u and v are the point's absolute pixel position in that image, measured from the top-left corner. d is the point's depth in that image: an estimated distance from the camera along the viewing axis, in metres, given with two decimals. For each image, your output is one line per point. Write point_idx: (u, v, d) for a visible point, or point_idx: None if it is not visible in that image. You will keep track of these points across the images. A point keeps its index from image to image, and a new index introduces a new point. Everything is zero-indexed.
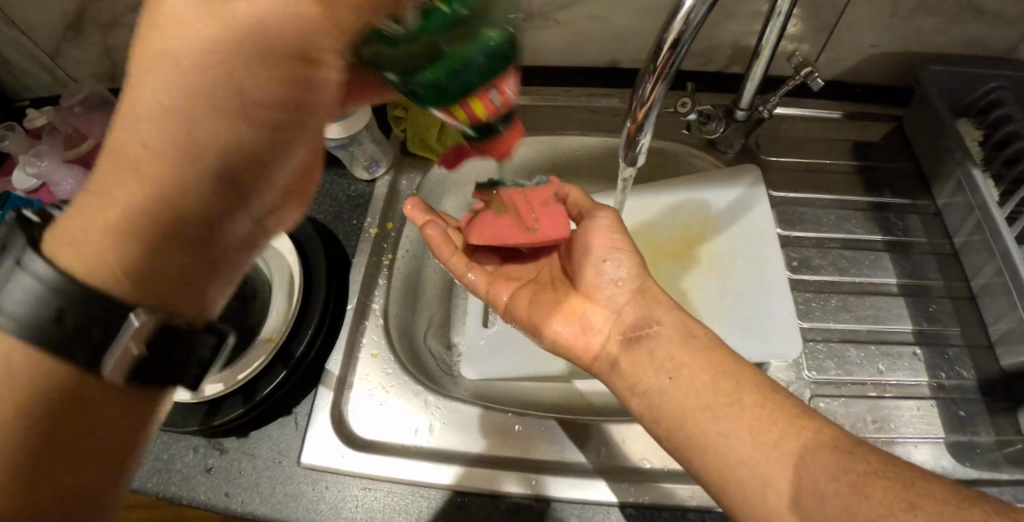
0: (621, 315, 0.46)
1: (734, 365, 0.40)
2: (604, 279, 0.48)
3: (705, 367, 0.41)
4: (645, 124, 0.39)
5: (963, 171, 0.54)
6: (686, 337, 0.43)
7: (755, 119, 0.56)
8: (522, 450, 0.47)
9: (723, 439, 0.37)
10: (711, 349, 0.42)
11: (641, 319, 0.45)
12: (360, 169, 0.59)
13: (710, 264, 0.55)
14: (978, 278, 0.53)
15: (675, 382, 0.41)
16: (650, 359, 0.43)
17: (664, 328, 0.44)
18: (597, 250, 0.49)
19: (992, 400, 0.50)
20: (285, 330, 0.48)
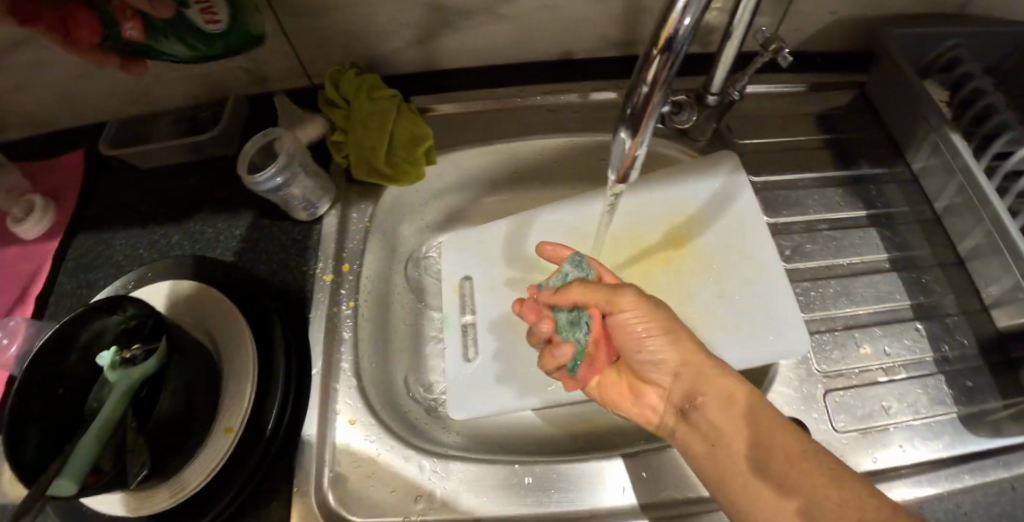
0: (669, 390, 0.44)
1: (774, 423, 0.38)
2: (640, 352, 0.44)
3: (750, 438, 0.38)
4: (640, 142, 0.33)
5: (940, 135, 0.52)
6: (728, 406, 0.40)
7: (726, 103, 0.53)
8: (536, 505, 0.43)
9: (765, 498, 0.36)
10: (755, 414, 0.39)
11: (685, 392, 0.42)
12: (300, 210, 0.52)
13: (701, 265, 0.50)
14: (965, 243, 0.52)
15: (717, 453, 0.39)
16: (697, 431, 0.41)
17: (709, 400, 0.41)
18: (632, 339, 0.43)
19: (995, 363, 0.50)
20: (246, 419, 0.42)
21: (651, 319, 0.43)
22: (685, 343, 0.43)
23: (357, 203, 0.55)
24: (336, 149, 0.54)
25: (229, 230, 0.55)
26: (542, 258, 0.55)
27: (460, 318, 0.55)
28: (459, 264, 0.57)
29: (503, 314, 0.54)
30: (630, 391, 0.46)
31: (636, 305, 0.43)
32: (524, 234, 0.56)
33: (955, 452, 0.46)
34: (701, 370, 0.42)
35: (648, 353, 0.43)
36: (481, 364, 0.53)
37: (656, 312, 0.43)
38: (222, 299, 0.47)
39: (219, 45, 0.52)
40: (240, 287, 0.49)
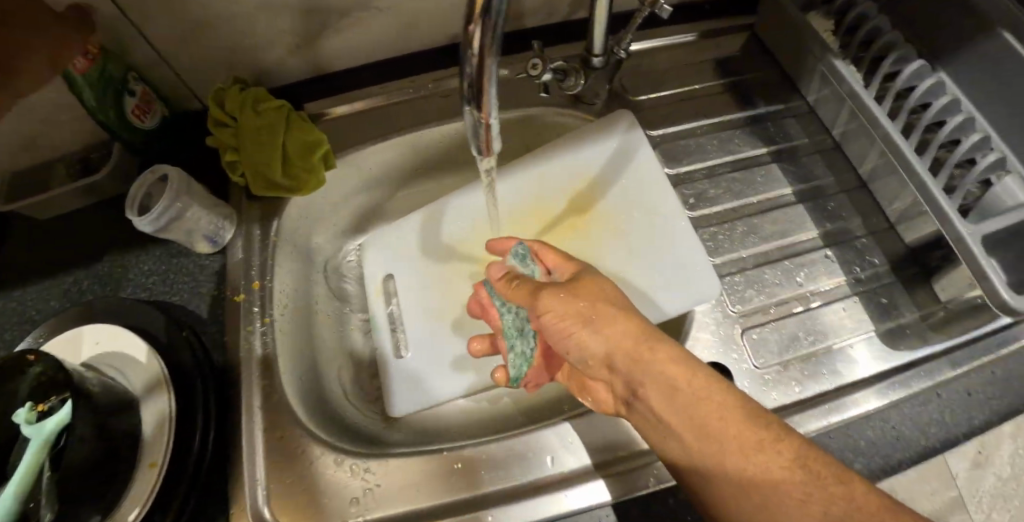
0: (611, 382, 0.41)
1: (725, 409, 0.34)
2: (576, 353, 0.41)
3: (700, 424, 0.35)
4: (488, 107, 0.32)
5: (825, 65, 0.53)
6: (670, 391, 0.36)
7: (614, 62, 0.53)
8: (469, 489, 0.43)
9: (720, 484, 0.33)
10: (701, 400, 0.35)
11: (624, 384, 0.39)
12: (201, 242, 0.51)
13: (608, 226, 0.51)
14: (865, 166, 0.53)
15: (670, 445, 0.36)
16: (647, 421, 0.38)
17: (648, 391, 0.37)
18: (559, 338, 0.41)
19: (907, 276, 0.51)
20: (168, 449, 0.41)
21: (570, 321, 0.40)
22: (613, 332, 0.39)
23: (262, 218, 0.53)
24: (230, 168, 0.52)
25: (139, 266, 0.53)
26: (457, 244, 0.55)
27: (386, 317, 0.55)
28: (377, 266, 0.57)
29: (426, 307, 0.54)
30: (581, 386, 0.45)
31: (550, 309, 0.41)
32: (435, 223, 0.56)
33: (879, 368, 0.47)
34: (631, 362, 0.38)
35: (584, 352, 0.40)
36: (411, 358, 0.52)
37: (582, 302, 0.41)
38: (130, 335, 0.46)
39: (138, 137, 0.54)
40: (151, 323, 0.48)
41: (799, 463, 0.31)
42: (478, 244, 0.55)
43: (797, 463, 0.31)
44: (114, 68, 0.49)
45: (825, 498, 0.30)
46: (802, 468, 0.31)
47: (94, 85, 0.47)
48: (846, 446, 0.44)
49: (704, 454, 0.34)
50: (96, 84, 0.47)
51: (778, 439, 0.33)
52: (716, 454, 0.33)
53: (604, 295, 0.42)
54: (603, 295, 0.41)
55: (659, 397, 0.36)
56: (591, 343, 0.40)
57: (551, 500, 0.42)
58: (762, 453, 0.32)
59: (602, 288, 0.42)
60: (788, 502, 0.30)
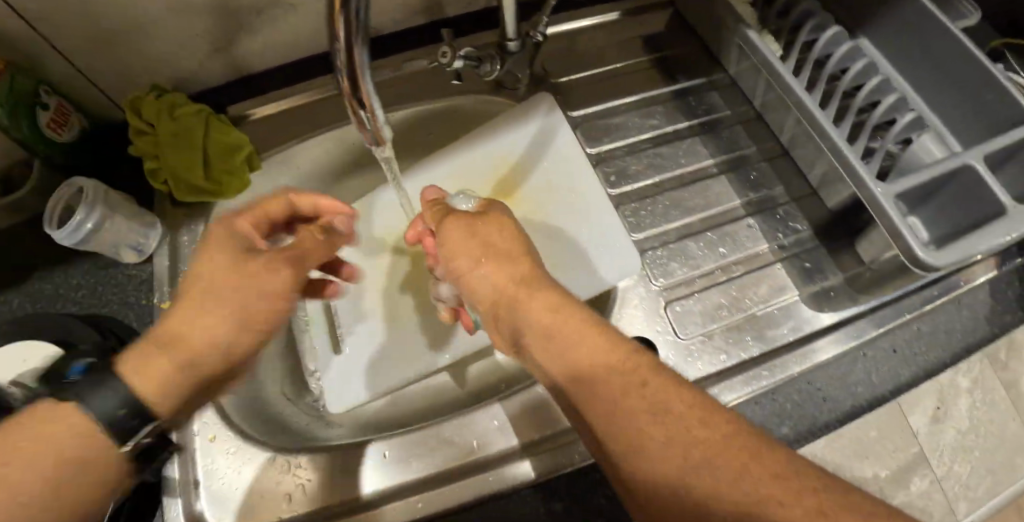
0: (498, 322, 0.39)
1: (598, 348, 0.32)
2: (474, 291, 0.40)
3: (579, 355, 0.32)
4: (365, 98, 0.33)
5: (739, 36, 0.53)
6: (547, 323, 0.34)
7: (531, 46, 0.53)
8: (398, 476, 0.45)
9: (592, 409, 0.29)
10: (578, 332, 0.33)
11: (507, 323, 0.37)
12: (125, 252, 0.50)
13: (531, 209, 0.51)
14: (785, 134, 0.53)
15: (545, 382, 0.34)
16: (526, 360, 0.36)
17: (524, 324, 0.35)
18: (454, 266, 0.41)
19: (829, 240, 0.52)
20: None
21: (462, 250, 0.41)
22: (502, 262, 0.39)
23: (189, 224, 0.53)
24: (152, 176, 0.52)
25: (66, 280, 0.53)
26: (388, 237, 0.56)
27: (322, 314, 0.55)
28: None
29: (359, 301, 0.54)
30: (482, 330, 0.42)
31: (450, 238, 0.42)
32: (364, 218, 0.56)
33: (800, 331, 0.48)
34: (517, 287, 0.37)
35: (478, 287, 0.40)
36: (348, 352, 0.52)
37: (474, 240, 0.41)
38: (57, 351, 0.46)
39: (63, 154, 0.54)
40: (76, 336, 0.47)
41: (661, 397, 0.28)
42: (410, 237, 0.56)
43: (672, 407, 0.27)
44: (25, 81, 0.48)
45: (686, 438, 0.26)
46: (671, 406, 0.28)
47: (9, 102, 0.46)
48: (773, 409, 0.45)
49: (578, 399, 0.31)
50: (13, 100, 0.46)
51: (647, 381, 0.29)
52: (586, 391, 0.30)
53: (499, 235, 0.41)
54: (500, 238, 0.41)
55: (536, 328, 0.35)
56: (483, 276, 0.39)
57: (480, 479, 0.44)
58: (628, 383, 0.29)
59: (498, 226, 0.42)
60: (652, 440, 0.26)
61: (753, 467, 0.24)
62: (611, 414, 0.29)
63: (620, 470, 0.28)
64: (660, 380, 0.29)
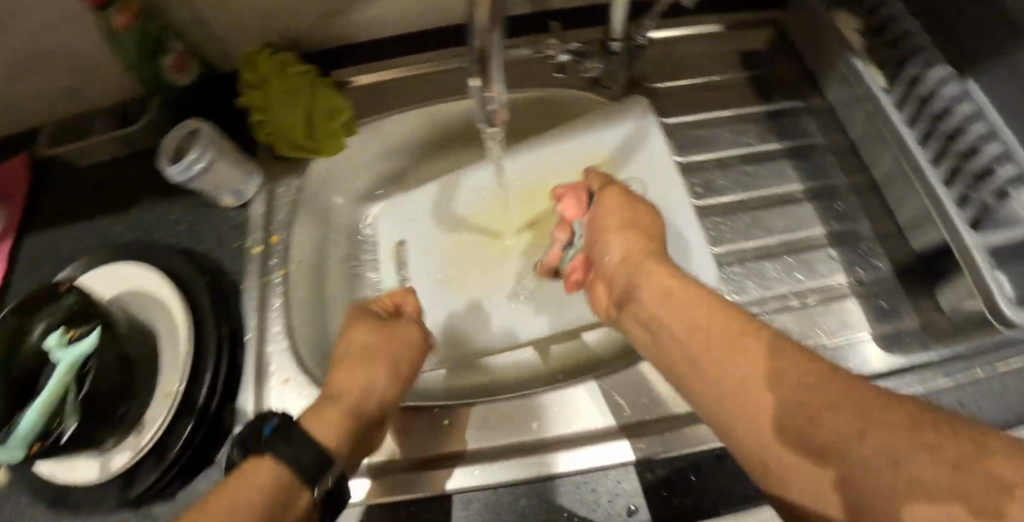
0: (613, 281, 0.44)
1: (706, 306, 0.36)
2: (606, 257, 0.46)
3: (699, 318, 0.35)
4: (490, 79, 0.34)
5: (845, 64, 0.53)
6: (668, 295, 0.38)
7: (633, 49, 0.53)
8: (454, 444, 0.48)
9: (719, 387, 0.32)
10: (689, 296, 0.37)
11: (623, 288, 0.43)
12: (225, 196, 0.53)
13: None
14: (880, 169, 0.51)
15: (660, 341, 0.38)
16: (638, 323, 0.41)
17: (643, 288, 0.40)
18: (608, 221, 0.46)
19: (910, 282, 0.51)
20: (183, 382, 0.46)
21: (614, 220, 0.46)
22: (642, 237, 0.44)
23: (284, 177, 0.56)
24: (257, 128, 0.55)
25: (167, 214, 0.56)
26: (469, 217, 0.59)
27: (397, 280, 0.58)
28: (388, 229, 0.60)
29: (433, 270, 0.58)
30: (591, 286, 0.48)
31: (606, 199, 0.48)
32: (447, 192, 0.58)
33: (867, 372, 0.47)
34: (644, 257, 0.42)
35: (610, 254, 0.45)
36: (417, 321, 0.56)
37: (611, 216, 0.47)
38: (157, 277, 0.50)
39: (181, 95, 0.57)
40: (174, 266, 0.51)
41: (777, 351, 0.30)
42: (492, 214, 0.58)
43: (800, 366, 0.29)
44: (155, 28, 0.52)
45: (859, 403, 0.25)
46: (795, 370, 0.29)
47: (135, 44, 0.51)
48: None
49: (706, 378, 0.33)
50: (138, 44, 0.51)
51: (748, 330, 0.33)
52: (721, 370, 0.32)
53: (626, 205, 0.47)
54: (632, 212, 0.46)
55: (656, 304, 0.39)
56: (620, 245, 0.45)
57: (535, 460, 0.45)
58: (750, 357, 0.31)
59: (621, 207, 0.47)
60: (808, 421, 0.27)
61: (896, 414, 0.24)
62: (749, 397, 0.30)
63: (775, 464, 0.28)
64: (768, 339, 0.32)
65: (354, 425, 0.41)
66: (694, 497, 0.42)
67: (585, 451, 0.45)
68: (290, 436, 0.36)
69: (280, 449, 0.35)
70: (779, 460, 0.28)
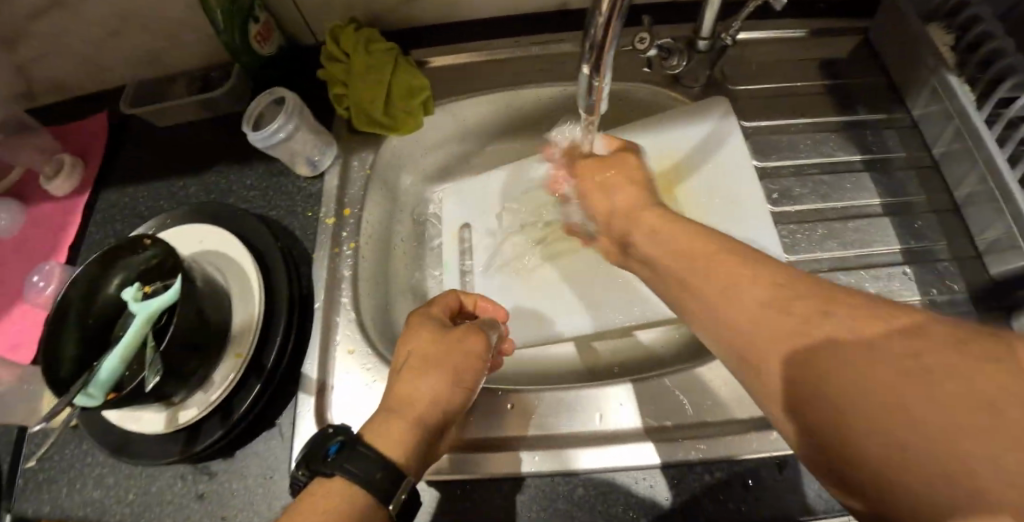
0: (609, 221, 0.43)
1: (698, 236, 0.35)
2: (606, 218, 0.44)
3: (685, 245, 0.34)
4: (602, 70, 0.35)
5: (938, 80, 0.52)
6: (670, 231, 0.36)
7: (719, 48, 0.53)
8: (516, 428, 0.48)
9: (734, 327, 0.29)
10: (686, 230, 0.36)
11: (621, 228, 0.41)
12: (302, 163, 0.54)
13: (690, 208, 0.52)
14: (962, 189, 0.51)
15: (648, 262, 0.37)
16: (637, 257, 0.40)
17: (637, 225, 0.40)
18: (600, 176, 0.45)
19: (987, 308, 0.50)
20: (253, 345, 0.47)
21: (632, 176, 0.44)
22: (638, 195, 0.41)
23: (359, 151, 0.57)
24: (337, 101, 0.56)
25: (240, 180, 0.57)
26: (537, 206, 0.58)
27: (459, 263, 0.58)
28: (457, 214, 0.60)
29: (499, 258, 0.57)
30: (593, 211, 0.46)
31: (585, 171, 0.47)
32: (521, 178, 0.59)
33: None
34: (647, 214, 0.40)
35: (613, 219, 0.43)
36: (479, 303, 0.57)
37: (594, 178, 0.45)
38: (233, 239, 0.51)
39: (264, 64, 0.58)
40: (248, 230, 0.52)
41: (783, 278, 0.29)
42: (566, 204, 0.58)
43: (815, 294, 0.27)
44: None
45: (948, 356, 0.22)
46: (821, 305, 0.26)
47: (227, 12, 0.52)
48: None
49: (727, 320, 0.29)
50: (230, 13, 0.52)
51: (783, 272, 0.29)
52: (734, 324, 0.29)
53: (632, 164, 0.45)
54: (635, 176, 0.44)
55: (667, 243, 0.36)
56: (624, 197, 0.42)
57: (596, 451, 0.44)
58: (766, 295, 0.28)
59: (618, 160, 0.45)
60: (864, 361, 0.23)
61: (915, 342, 0.23)
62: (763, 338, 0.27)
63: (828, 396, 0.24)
64: (774, 268, 0.29)
65: (422, 434, 0.39)
66: (756, 502, 0.42)
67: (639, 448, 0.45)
68: (357, 452, 0.35)
69: (345, 468, 0.34)
70: (793, 388, 0.25)
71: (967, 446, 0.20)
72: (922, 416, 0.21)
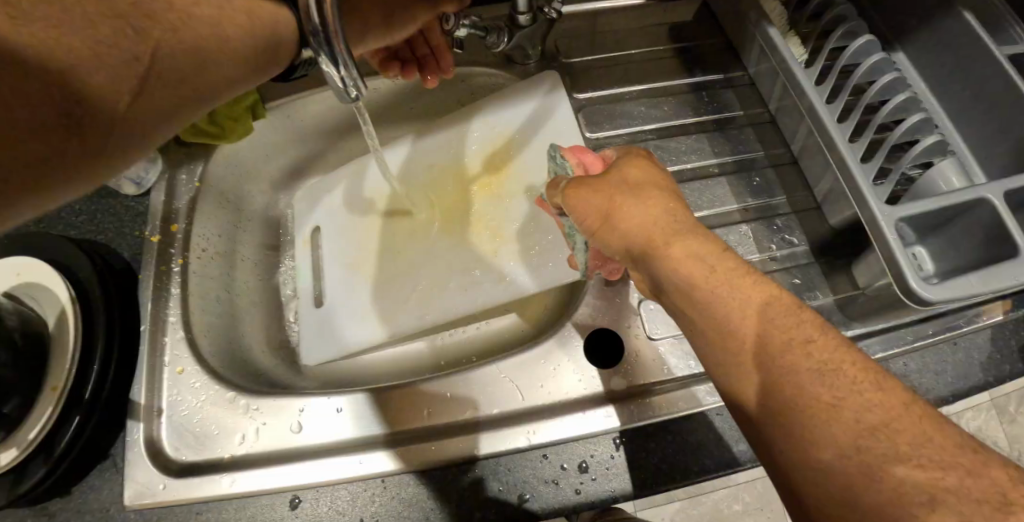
0: (629, 224, 0.36)
1: (678, 229, 0.35)
2: (615, 244, 0.37)
3: (655, 235, 0.35)
4: (341, 62, 0.33)
5: (762, 35, 0.51)
6: (707, 262, 0.33)
7: (545, 22, 0.51)
8: (351, 431, 0.45)
9: (701, 310, 0.32)
10: (674, 217, 0.36)
11: (632, 221, 0.36)
12: (125, 184, 0.51)
13: (516, 188, 0.53)
14: (796, 143, 0.51)
15: (638, 258, 0.36)
16: (625, 244, 0.37)
17: (634, 214, 0.36)
18: (635, 184, 0.38)
19: (825, 259, 0.50)
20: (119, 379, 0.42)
21: (649, 182, 0.38)
22: (662, 221, 0.35)
23: (188, 164, 0.54)
24: None
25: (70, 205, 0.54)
26: (378, 198, 0.56)
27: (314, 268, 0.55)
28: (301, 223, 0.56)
29: (341, 256, 0.54)
30: (602, 222, 0.38)
31: (632, 164, 0.39)
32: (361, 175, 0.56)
33: None
34: (665, 249, 0.34)
35: (631, 245, 0.36)
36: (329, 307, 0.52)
37: (607, 193, 0.38)
38: (46, 268, 0.48)
39: None
40: (68, 258, 0.49)
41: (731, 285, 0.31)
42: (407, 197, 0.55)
43: (834, 354, 0.27)
44: None
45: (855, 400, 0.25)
46: (847, 365, 0.27)
47: None
48: (730, 425, 0.43)
49: (746, 345, 0.29)
50: None
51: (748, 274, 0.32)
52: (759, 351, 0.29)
53: (643, 169, 0.39)
54: (640, 185, 0.38)
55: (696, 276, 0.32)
56: (637, 216, 0.36)
57: (430, 448, 0.43)
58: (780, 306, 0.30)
59: (607, 179, 0.39)
60: (810, 399, 0.26)
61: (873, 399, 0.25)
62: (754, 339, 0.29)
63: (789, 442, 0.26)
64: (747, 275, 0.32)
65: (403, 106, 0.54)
66: (595, 479, 0.41)
67: (491, 438, 0.43)
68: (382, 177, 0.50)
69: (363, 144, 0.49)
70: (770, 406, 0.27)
71: (843, 479, 0.24)
72: (822, 455, 0.25)
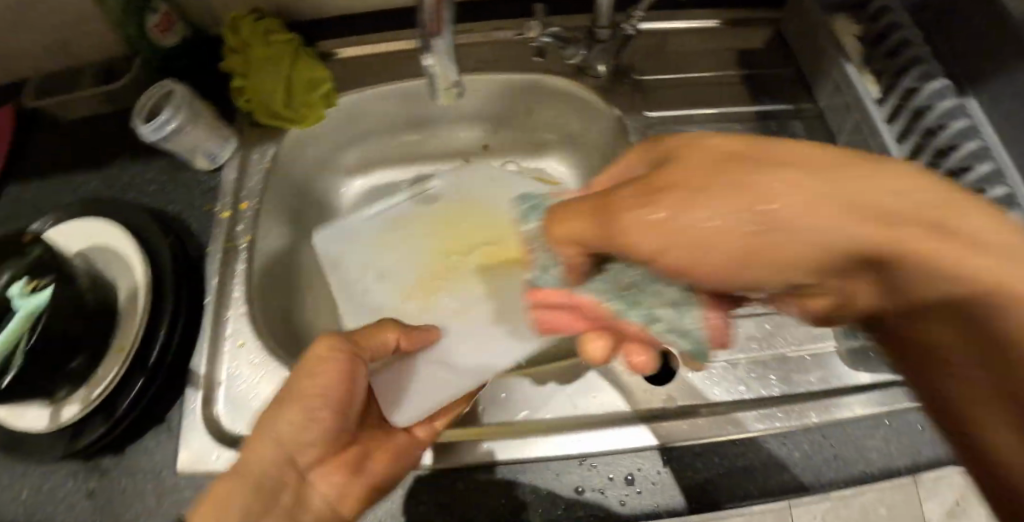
0: (686, 218, 0.27)
1: (842, 176, 0.24)
2: (794, 257, 0.26)
3: (794, 226, 0.24)
4: (441, 56, 0.36)
5: (837, 70, 0.51)
6: (905, 218, 0.23)
7: (621, 38, 0.52)
8: None
9: (899, 280, 0.24)
10: (802, 165, 0.25)
11: (704, 210, 0.26)
12: (200, 158, 0.53)
13: (505, 255, 0.54)
14: None
15: (710, 249, 0.28)
16: (717, 259, 0.28)
17: (715, 207, 0.26)
18: (681, 162, 0.29)
19: None
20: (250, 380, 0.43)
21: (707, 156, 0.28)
22: (857, 190, 0.23)
23: (260, 144, 0.55)
24: (237, 94, 0.54)
25: (142, 174, 0.56)
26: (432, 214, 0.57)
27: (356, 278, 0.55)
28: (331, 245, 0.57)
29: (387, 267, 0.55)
30: (642, 205, 0.29)
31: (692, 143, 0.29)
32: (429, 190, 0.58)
33: (829, 384, 0.46)
34: (920, 250, 0.22)
35: (820, 248, 0.25)
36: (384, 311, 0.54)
37: (650, 184, 0.29)
38: (123, 235, 0.50)
39: (168, 57, 0.56)
40: (144, 226, 0.51)
41: (897, 240, 0.23)
42: (435, 237, 0.56)
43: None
44: None
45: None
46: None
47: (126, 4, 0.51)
48: (774, 453, 0.43)
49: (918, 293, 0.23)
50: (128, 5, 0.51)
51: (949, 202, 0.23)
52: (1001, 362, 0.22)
53: (702, 140, 0.30)
54: (782, 160, 0.26)
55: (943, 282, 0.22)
56: (716, 209, 0.26)
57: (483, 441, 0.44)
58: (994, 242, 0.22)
59: (685, 160, 0.29)
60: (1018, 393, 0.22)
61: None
62: (924, 308, 0.24)
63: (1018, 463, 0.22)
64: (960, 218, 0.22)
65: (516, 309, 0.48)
66: (641, 492, 0.42)
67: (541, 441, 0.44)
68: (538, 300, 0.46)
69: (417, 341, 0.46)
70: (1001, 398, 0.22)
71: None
72: None
